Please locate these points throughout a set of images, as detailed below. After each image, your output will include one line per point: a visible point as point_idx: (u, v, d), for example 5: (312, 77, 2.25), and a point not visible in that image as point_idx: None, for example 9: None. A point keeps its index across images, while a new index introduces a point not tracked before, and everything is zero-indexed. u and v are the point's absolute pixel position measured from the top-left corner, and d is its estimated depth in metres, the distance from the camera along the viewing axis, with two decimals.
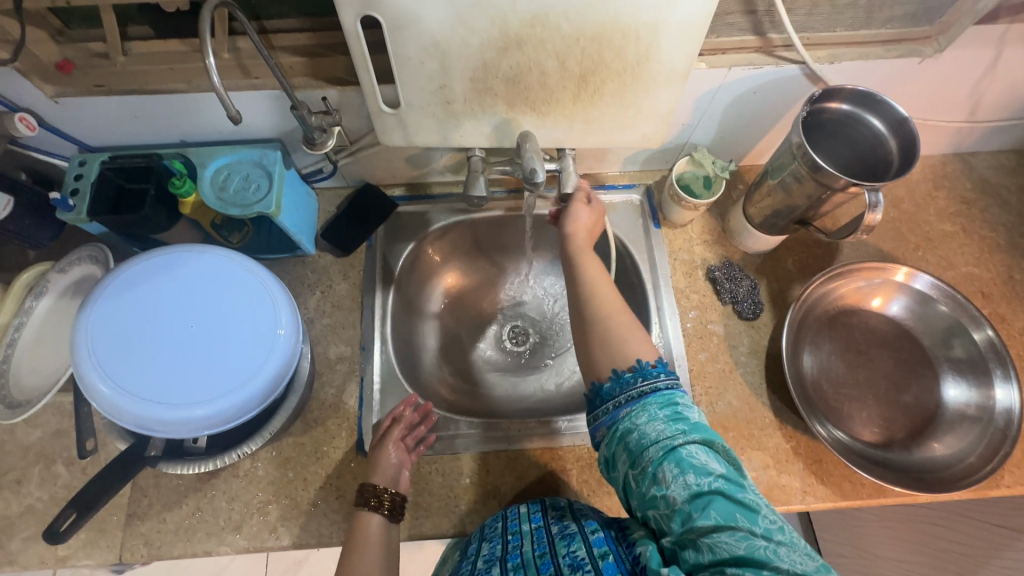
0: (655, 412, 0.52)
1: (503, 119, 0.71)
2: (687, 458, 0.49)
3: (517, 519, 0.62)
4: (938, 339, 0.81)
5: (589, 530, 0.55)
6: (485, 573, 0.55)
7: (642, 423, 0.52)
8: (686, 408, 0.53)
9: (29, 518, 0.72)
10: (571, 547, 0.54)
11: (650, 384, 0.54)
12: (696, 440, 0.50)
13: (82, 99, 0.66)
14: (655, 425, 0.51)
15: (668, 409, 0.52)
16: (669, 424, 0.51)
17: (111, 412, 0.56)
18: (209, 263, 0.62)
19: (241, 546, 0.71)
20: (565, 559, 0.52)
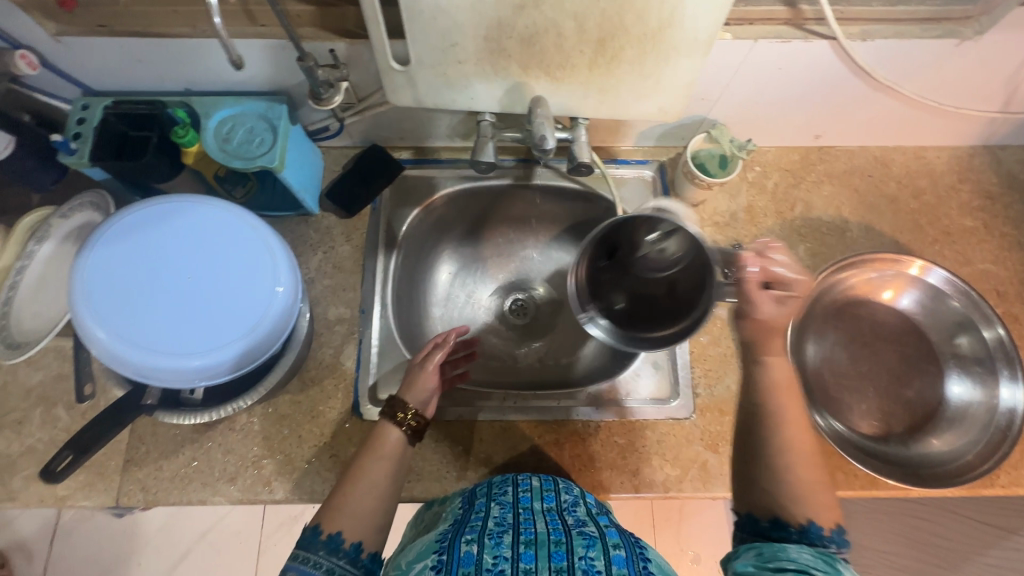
0: (803, 549, 0.47)
1: (515, 83, 0.69)
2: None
3: (528, 493, 0.62)
4: (946, 335, 0.79)
5: (610, 541, 0.53)
6: (496, 534, 0.53)
7: (787, 547, 0.48)
8: (844, 565, 0.46)
9: (29, 457, 0.73)
10: (588, 550, 0.50)
11: (819, 538, 0.49)
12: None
13: (83, 40, 0.65)
14: (799, 553, 0.47)
15: (820, 555, 0.47)
16: (815, 562, 0.46)
17: (108, 358, 0.57)
18: (208, 215, 0.61)
19: (235, 497, 0.73)
20: (579, 559, 0.49)
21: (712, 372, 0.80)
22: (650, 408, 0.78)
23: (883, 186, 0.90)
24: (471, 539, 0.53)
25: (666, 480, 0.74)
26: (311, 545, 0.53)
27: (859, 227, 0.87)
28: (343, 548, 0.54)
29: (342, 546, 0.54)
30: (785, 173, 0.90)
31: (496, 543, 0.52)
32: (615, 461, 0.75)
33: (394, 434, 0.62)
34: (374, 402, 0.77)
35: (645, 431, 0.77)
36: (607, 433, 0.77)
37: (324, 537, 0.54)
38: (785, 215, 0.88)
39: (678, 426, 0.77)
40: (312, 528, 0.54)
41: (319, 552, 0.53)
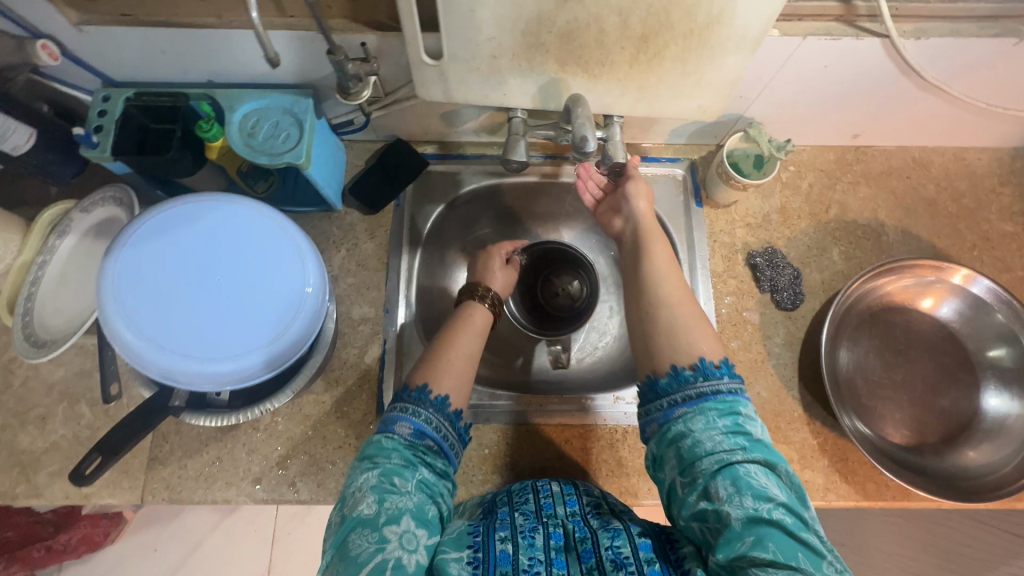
0: (714, 421, 0.54)
1: (551, 79, 0.66)
2: (745, 478, 0.50)
3: (550, 499, 0.60)
4: (986, 346, 0.77)
5: (634, 529, 0.55)
6: (528, 534, 0.55)
7: (701, 431, 0.54)
8: (750, 425, 0.54)
9: (54, 454, 0.73)
10: (615, 541, 0.54)
11: (710, 387, 0.55)
12: (756, 461, 0.52)
13: (107, 30, 0.63)
14: (713, 436, 0.53)
15: (728, 420, 0.54)
16: (728, 438, 0.52)
17: (139, 362, 0.55)
18: (235, 215, 0.60)
19: (260, 498, 0.72)
20: (608, 551, 0.53)
21: (742, 378, 0.78)
22: None
23: (921, 188, 0.87)
24: (505, 538, 0.54)
25: None
26: (420, 402, 0.60)
27: (895, 232, 0.85)
28: (445, 411, 0.61)
29: (448, 410, 0.61)
30: (820, 174, 0.88)
31: (530, 545, 0.53)
32: (643, 468, 0.74)
33: (481, 309, 0.74)
34: None
35: None
36: (635, 438, 0.76)
37: (432, 398, 0.61)
38: (819, 217, 0.85)
39: None
40: (420, 389, 0.61)
41: (428, 408, 0.60)
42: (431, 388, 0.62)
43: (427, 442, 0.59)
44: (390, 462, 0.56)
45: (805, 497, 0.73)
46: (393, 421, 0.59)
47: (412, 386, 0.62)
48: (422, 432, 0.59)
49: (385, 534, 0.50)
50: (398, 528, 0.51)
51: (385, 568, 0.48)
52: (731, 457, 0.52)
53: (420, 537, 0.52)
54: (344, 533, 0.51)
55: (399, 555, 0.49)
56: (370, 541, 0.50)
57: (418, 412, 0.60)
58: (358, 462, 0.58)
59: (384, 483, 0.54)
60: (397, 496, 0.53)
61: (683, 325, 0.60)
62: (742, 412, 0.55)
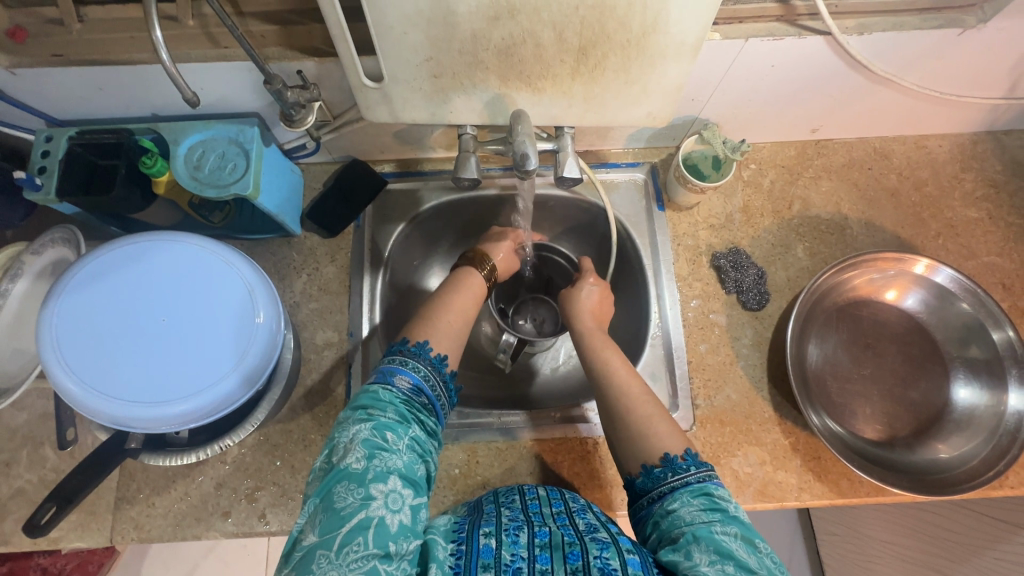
0: (689, 501, 0.52)
1: (495, 95, 0.65)
2: (724, 546, 0.47)
3: (536, 501, 0.59)
4: (952, 335, 0.77)
5: (625, 545, 0.51)
6: (512, 531, 0.52)
7: (677, 509, 0.52)
8: (725, 501, 0.52)
9: (18, 500, 0.72)
10: (604, 551, 0.50)
11: (681, 478, 0.54)
12: (735, 532, 0.49)
13: (41, 71, 0.61)
14: (690, 512, 0.51)
15: (704, 499, 0.52)
16: (706, 513, 0.50)
17: (84, 410, 0.55)
18: (181, 251, 0.59)
19: (229, 532, 0.71)
20: (596, 559, 0.49)
21: (711, 382, 0.78)
22: None
23: (883, 179, 0.86)
24: (490, 533, 0.52)
25: None
26: (417, 355, 0.61)
27: (859, 225, 0.84)
28: (442, 370, 0.61)
29: (443, 368, 0.61)
30: (781, 170, 0.87)
31: (513, 541, 0.51)
32: (615, 478, 0.74)
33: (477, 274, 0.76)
34: None
35: None
36: (606, 449, 0.75)
37: (430, 355, 0.62)
38: (782, 213, 0.85)
39: None
40: (420, 345, 0.62)
41: (424, 364, 0.60)
42: (431, 346, 0.63)
43: (423, 399, 0.58)
44: (384, 415, 0.54)
45: (779, 498, 0.73)
46: (391, 372, 0.58)
47: (411, 342, 0.62)
48: (419, 388, 0.58)
49: (371, 490, 0.47)
50: (384, 487, 0.48)
51: (369, 527, 0.46)
52: (709, 523, 0.49)
53: (406, 498, 0.49)
54: (330, 483, 0.49)
55: (383, 514, 0.47)
56: (356, 496, 0.47)
57: (413, 363, 0.60)
58: (350, 413, 0.55)
59: (376, 436, 0.51)
60: (388, 452, 0.51)
61: (625, 383, 0.65)
62: (714, 486, 0.53)
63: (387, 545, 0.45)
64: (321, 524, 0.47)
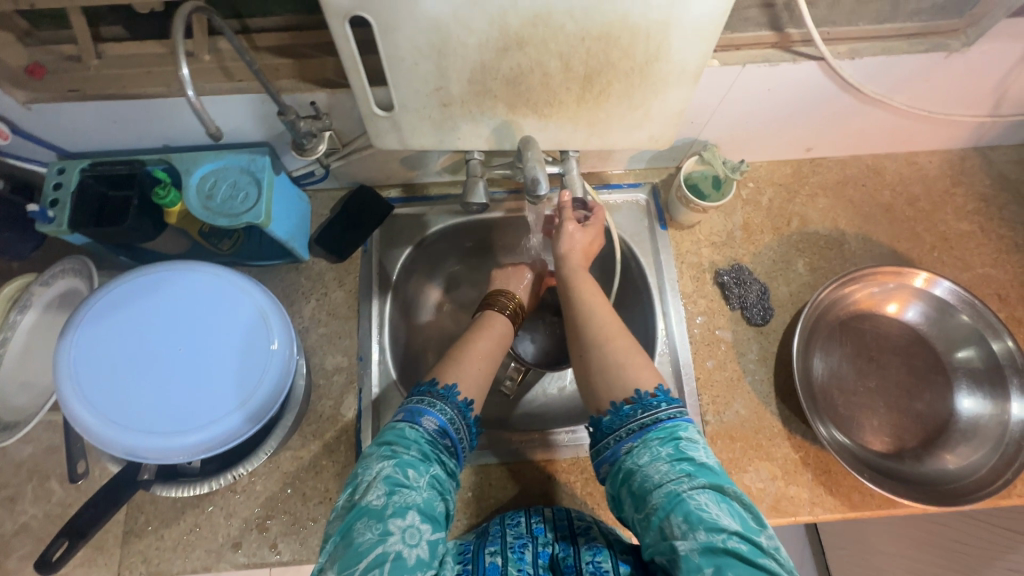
0: (658, 451, 0.53)
1: (503, 121, 0.67)
2: (695, 509, 0.48)
3: (542, 525, 0.59)
4: (953, 346, 0.78)
5: (617, 548, 0.56)
6: (518, 549, 0.55)
7: (646, 463, 0.53)
8: (691, 445, 0.53)
9: (23, 536, 0.70)
10: (596, 556, 0.54)
11: (652, 418, 0.55)
12: (704, 487, 0.50)
13: (58, 106, 0.63)
14: (659, 468, 0.52)
15: (671, 447, 0.53)
16: (670, 463, 0.52)
17: (97, 441, 0.54)
18: (197, 282, 0.60)
19: (240, 563, 0.70)
20: (588, 564, 0.53)
21: (719, 398, 0.78)
22: None
23: (877, 195, 0.89)
24: (496, 552, 0.55)
25: None
26: (445, 399, 0.60)
27: (857, 239, 0.86)
28: (467, 414, 0.61)
29: (468, 412, 0.61)
30: (778, 188, 0.89)
31: (518, 558, 0.54)
32: None
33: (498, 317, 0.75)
34: None
35: None
36: None
37: (458, 398, 0.61)
38: (782, 230, 0.87)
39: None
40: (448, 386, 0.61)
41: (450, 406, 0.60)
42: (458, 389, 0.62)
43: (446, 441, 0.58)
44: (408, 452, 0.54)
45: (792, 513, 0.73)
46: (419, 412, 0.58)
47: (440, 383, 0.62)
48: (444, 430, 0.58)
49: (389, 526, 0.48)
50: (402, 523, 0.48)
51: (385, 561, 0.46)
52: (675, 474, 0.51)
53: (424, 533, 0.49)
54: (350, 520, 0.49)
55: (400, 548, 0.47)
56: (374, 531, 0.47)
57: (441, 406, 0.59)
58: (375, 448, 0.56)
59: (398, 474, 0.52)
60: (410, 490, 0.51)
61: None
62: (681, 426, 0.55)
63: None
64: (339, 561, 0.47)
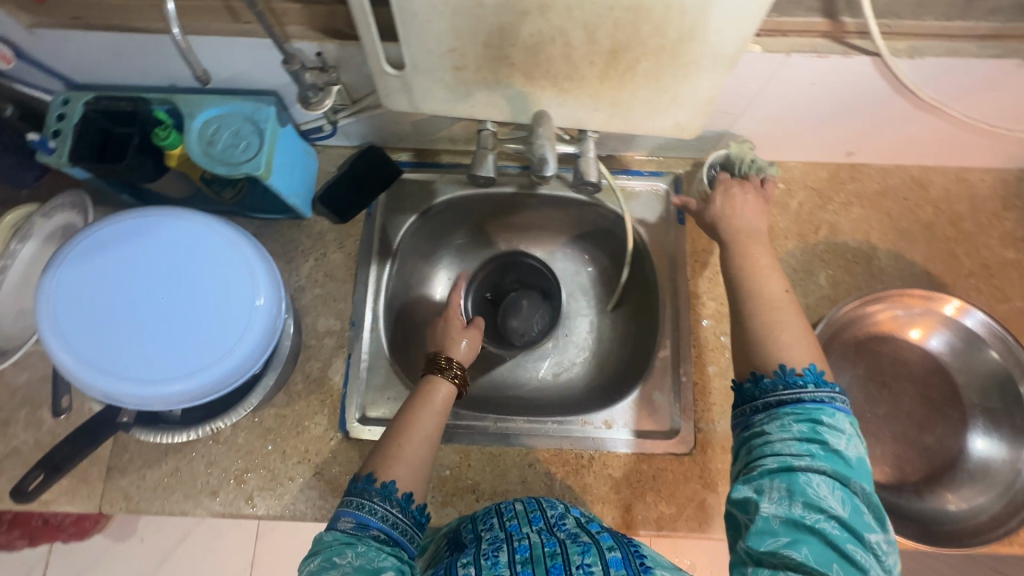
0: (788, 426, 0.48)
1: (519, 92, 0.63)
2: (803, 486, 0.45)
3: (516, 519, 0.57)
4: (975, 381, 0.73)
5: (605, 545, 0.51)
6: (492, 554, 0.51)
7: (772, 433, 0.49)
8: (833, 435, 0.47)
9: (13, 459, 0.72)
10: (585, 557, 0.49)
11: (793, 394, 0.49)
12: (824, 471, 0.45)
13: (61, 33, 0.61)
14: (784, 441, 0.48)
15: (805, 426, 0.48)
16: (797, 445, 0.47)
17: (76, 383, 0.54)
18: (183, 229, 0.58)
19: (216, 511, 0.71)
20: (577, 568, 0.48)
21: (715, 407, 0.75)
22: (648, 441, 0.74)
23: (918, 211, 0.82)
24: (468, 562, 0.51)
25: (661, 518, 0.71)
26: (364, 490, 0.53)
27: (888, 256, 0.81)
28: (394, 497, 0.53)
29: (395, 494, 0.53)
30: (810, 193, 0.83)
31: (493, 564, 0.50)
32: (608, 495, 0.72)
33: (442, 381, 0.65)
34: (362, 420, 0.74)
35: (640, 466, 0.73)
36: (601, 465, 0.73)
37: (378, 485, 0.53)
38: (808, 237, 0.81)
39: (677, 461, 0.73)
40: (366, 477, 0.54)
41: (373, 498, 0.53)
42: (379, 474, 0.54)
43: (375, 531, 0.51)
44: (333, 545, 0.49)
45: None
46: (337, 516, 0.52)
47: (360, 475, 0.55)
48: (367, 523, 0.51)
49: None
50: None
51: None
52: (794, 456, 0.47)
53: None
54: None
55: None
56: None
57: (360, 501, 0.52)
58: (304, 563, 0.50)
59: (323, 565, 0.47)
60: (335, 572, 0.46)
61: None
62: (824, 407, 0.48)
63: None
64: None
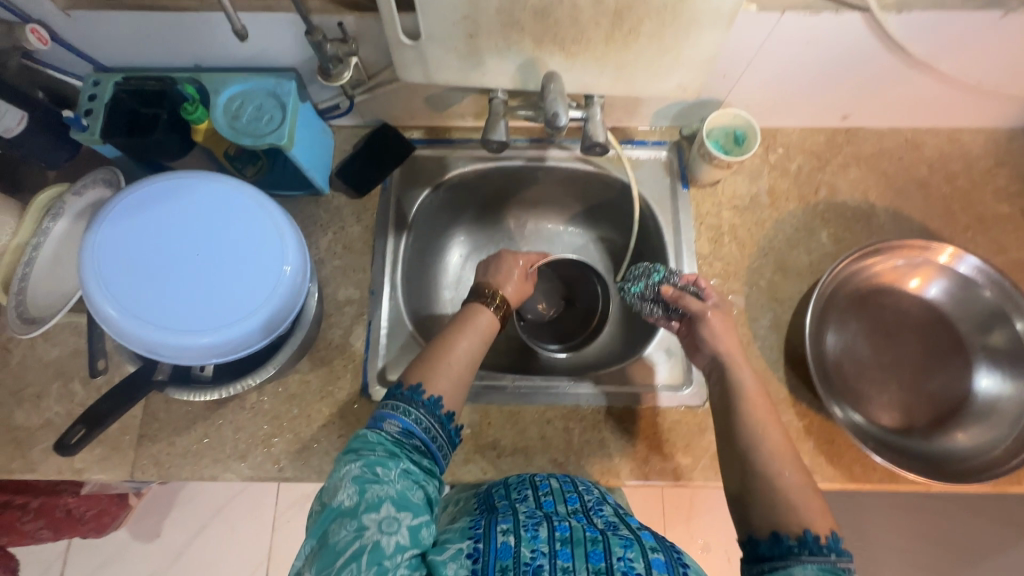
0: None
1: (528, 58, 0.66)
2: None
3: (550, 496, 0.57)
4: (975, 325, 0.76)
5: (648, 543, 0.49)
6: (531, 527, 0.50)
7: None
8: None
9: (47, 430, 0.75)
10: (627, 551, 0.48)
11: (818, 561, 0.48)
12: None
13: (94, 13, 0.65)
14: None
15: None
16: None
17: (121, 334, 0.57)
18: (216, 192, 0.61)
19: (245, 474, 0.73)
20: (619, 560, 0.47)
21: None
22: (663, 395, 0.76)
23: (913, 169, 0.85)
24: (507, 530, 0.50)
25: (677, 469, 0.73)
26: (413, 402, 0.57)
27: (888, 214, 0.83)
28: (438, 412, 0.58)
29: (439, 410, 0.58)
30: (808, 156, 0.86)
31: (532, 537, 0.49)
32: (625, 449, 0.74)
33: (485, 309, 0.68)
34: (384, 383, 0.77)
35: (656, 419, 0.75)
36: (618, 419, 0.75)
37: (426, 398, 0.58)
38: (808, 198, 0.84)
39: (691, 413, 0.75)
40: (414, 387, 0.58)
41: (420, 408, 0.57)
42: (425, 388, 0.59)
43: (415, 441, 0.56)
44: (374, 453, 0.53)
45: None
46: (383, 418, 0.56)
47: (406, 385, 0.59)
48: (410, 432, 0.56)
49: (362, 521, 0.47)
50: (377, 516, 0.47)
51: (362, 553, 0.45)
52: None
53: (403, 520, 0.48)
54: (323, 523, 0.49)
55: (378, 538, 0.46)
56: (348, 529, 0.47)
57: (409, 411, 0.57)
58: (341, 454, 0.54)
59: (367, 473, 0.51)
60: (378, 484, 0.50)
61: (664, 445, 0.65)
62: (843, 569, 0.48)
63: (381, 563, 0.45)
64: (318, 561, 0.47)
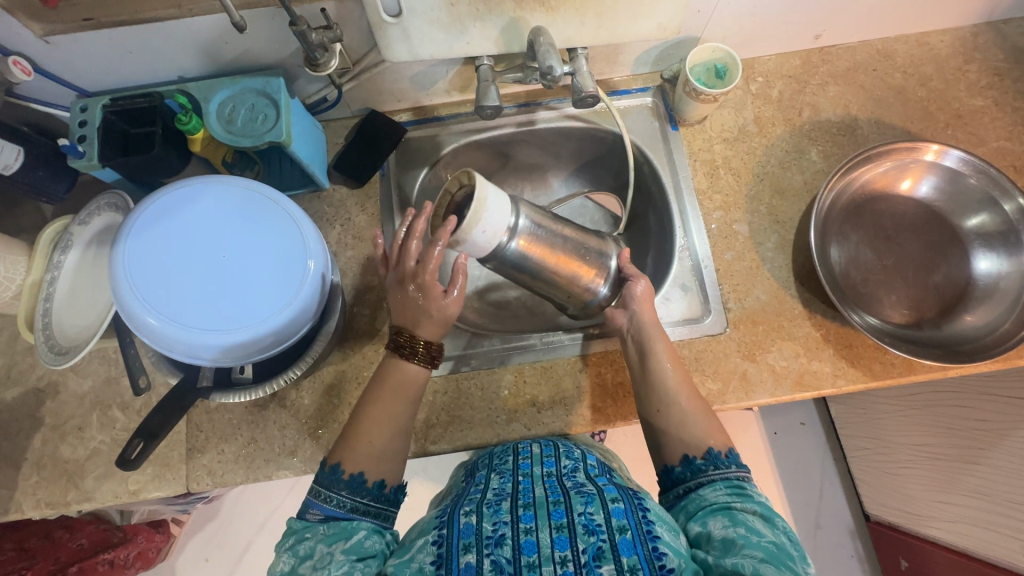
0: (716, 486, 0.58)
1: (510, 19, 0.68)
2: (740, 518, 0.53)
3: (528, 459, 0.61)
4: (967, 214, 0.79)
5: (609, 496, 0.53)
6: (494, 503, 0.53)
7: (706, 492, 0.58)
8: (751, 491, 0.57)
9: (96, 459, 0.76)
10: (588, 507, 0.51)
11: (721, 472, 0.59)
12: (754, 510, 0.54)
13: (74, 36, 0.64)
14: (717, 494, 0.57)
15: (731, 485, 0.58)
16: (728, 496, 0.57)
17: (163, 343, 0.58)
18: (232, 193, 0.62)
19: (298, 469, 0.75)
20: (580, 516, 0.50)
21: (740, 286, 0.80)
22: (686, 328, 0.79)
23: (888, 78, 0.88)
24: (471, 510, 0.52)
25: (710, 394, 0.76)
26: (332, 479, 0.59)
27: (870, 123, 0.86)
28: (362, 488, 0.59)
29: (364, 484, 0.59)
30: (788, 80, 0.89)
31: (495, 510, 0.52)
32: None
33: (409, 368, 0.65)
34: None
35: (683, 351, 0.78)
36: None
37: (344, 475, 0.59)
38: (794, 120, 0.87)
39: (715, 341, 0.78)
40: (332, 466, 0.60)
41: (338, 490, 0.58)
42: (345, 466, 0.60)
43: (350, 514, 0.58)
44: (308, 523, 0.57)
45: (815, 387, 0.76)
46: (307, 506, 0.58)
47: (328, 463, 0.61)
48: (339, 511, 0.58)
49: (297, 571, 0.52)
50: (308, 564, 0.52)
51: None
52: (729, 501, 0.56)
53: (335, 552, 0.53)
54: None
55: (311, 574, 0.51)
56: None
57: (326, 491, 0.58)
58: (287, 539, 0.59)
59: (298, 539, 0.55)
60: (307, 539, 0.55)
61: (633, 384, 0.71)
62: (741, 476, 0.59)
63: None
64: None
